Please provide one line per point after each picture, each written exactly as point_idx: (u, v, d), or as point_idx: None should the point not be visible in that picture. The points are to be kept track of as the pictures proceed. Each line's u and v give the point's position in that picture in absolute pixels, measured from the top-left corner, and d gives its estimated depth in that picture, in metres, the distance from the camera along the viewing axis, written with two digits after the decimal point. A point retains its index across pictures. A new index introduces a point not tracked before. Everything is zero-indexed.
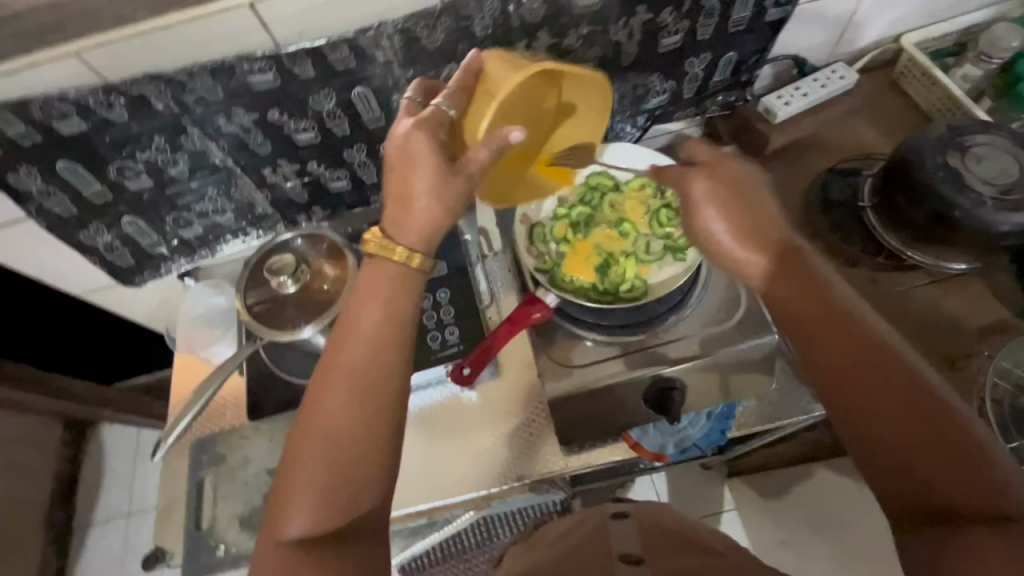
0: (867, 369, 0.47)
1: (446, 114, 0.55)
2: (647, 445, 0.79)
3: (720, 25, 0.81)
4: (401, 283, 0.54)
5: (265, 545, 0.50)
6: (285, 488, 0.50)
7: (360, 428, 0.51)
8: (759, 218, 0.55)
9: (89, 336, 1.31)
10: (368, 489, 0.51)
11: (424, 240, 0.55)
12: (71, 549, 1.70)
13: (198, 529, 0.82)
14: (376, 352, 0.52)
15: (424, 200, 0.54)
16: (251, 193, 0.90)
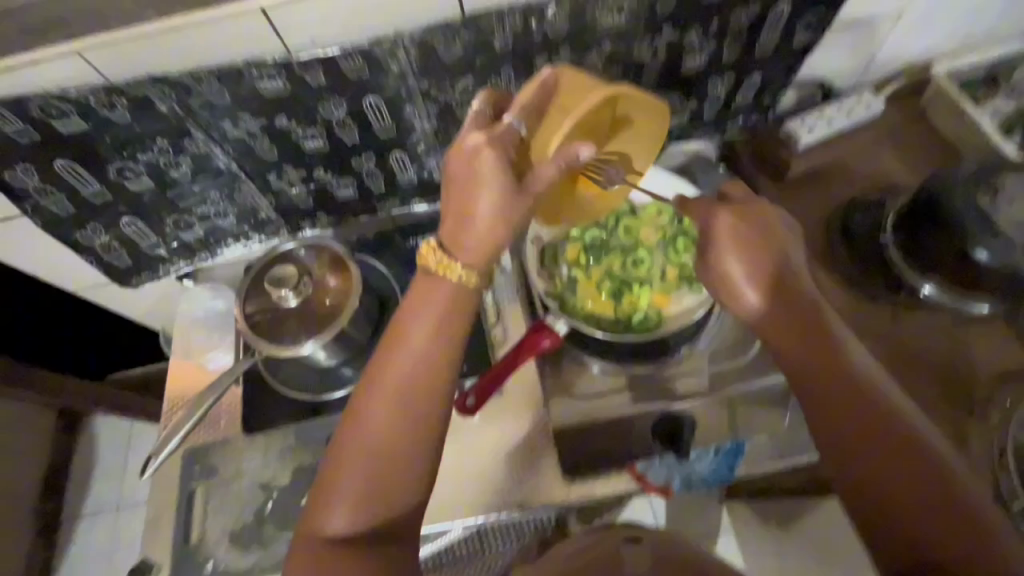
0: (855, 401, 0.53)
1: (519, 134, 0.51)
2: (652, 477, 0.73)
3: (747, 47, 0.79)
4: (457, 299, 0.53)
5: (305, 538, 0.51)
6: (328, 482, 0.52)
7: (407, 436, 0.51)
8: (777, 263, 0.59)
9: (81, 330, 1.28)
10: (404, 494, 0.52)
11: (479, 257, 0.52)
12: (59, 541, 1.68)
13: (187, 543, 0.80)
14: (426, 362, 0.52)
15: (488, 224, 0.51)
16: (255, 198, 0.88)
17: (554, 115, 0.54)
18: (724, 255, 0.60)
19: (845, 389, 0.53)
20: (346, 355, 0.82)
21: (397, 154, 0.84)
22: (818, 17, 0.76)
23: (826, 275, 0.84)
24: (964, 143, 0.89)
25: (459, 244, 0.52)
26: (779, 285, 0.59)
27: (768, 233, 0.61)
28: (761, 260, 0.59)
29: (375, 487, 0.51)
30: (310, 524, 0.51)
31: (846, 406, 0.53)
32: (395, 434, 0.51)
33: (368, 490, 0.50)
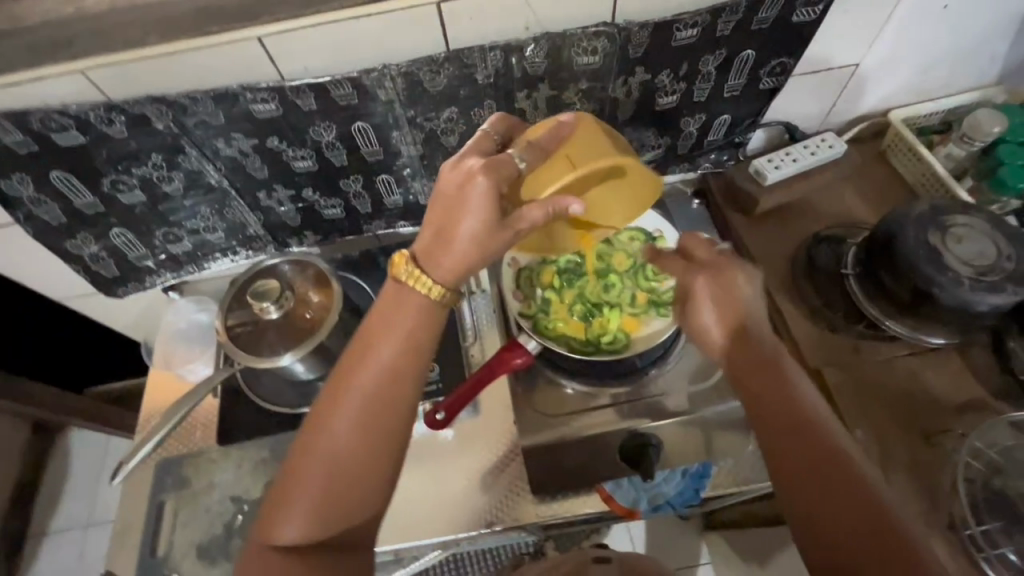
0: (814, 451, 0.53)
1: (518, 166, 0.55)
2: (621, 500, 0.76)
3: (716, 89, 0.84)
4: (424, 315, 0.55)
5: (255, 551, 0.51)
6: (282, 497, 0.52)
7: (366, 453, 0.53)
8: (746, 314, 0.61)
9: (64, 340, 1.28)
10: (362, 507, 0.53)
11: (453, 276, 0.54)
12: (23, 560, 1.63)
13: (154, 556, 0.79)
14: (390, 379, 0.54)
15: (469, 247, 0.53)
16: (244, 214, 0.90)
17: (558, 160, 0.57)
18: (698, 300, 0.63)
19: (806, 446, 0.54)
20: (324, 369, 0.83)
21: (384, 177, 0.88)
22: (781, 64, 0.82)
23: (792, 305, 0.87)
24: (921, 185, 0.94)
25: (433, 259, 0.54)
26: (741, 337, 0.60)
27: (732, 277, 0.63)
28: (726, 314, 0.62)
29: (330, 500, 0.52)
30: (262, 538, 0.52)
31: (797, 446, 0.54)
32: (353, 448, 0.52)
33: (326, 505, 0.51)
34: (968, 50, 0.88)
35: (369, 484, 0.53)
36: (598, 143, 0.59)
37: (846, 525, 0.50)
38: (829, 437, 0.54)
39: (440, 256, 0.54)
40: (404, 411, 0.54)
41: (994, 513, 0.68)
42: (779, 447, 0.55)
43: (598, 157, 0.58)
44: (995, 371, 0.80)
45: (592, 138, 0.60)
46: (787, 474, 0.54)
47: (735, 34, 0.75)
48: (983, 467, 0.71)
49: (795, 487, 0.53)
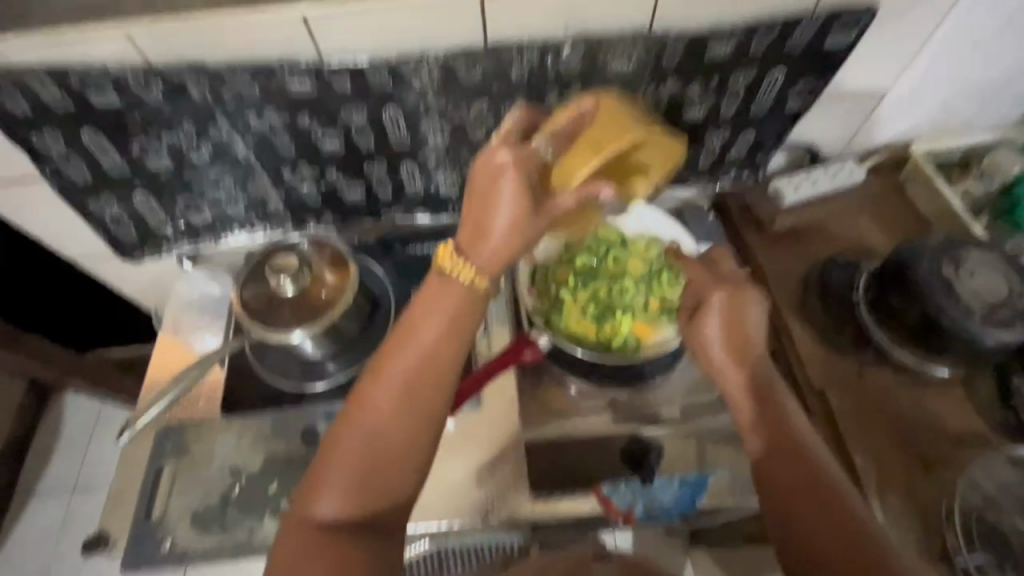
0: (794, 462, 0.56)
1: (545, 153, 0.58)
2: (617, 504, 0.75)
3: (744, 106, 0.85)
4: (464, 303, 0.57)
5: (290, 529, 0.51)
6: (320, 472, 0.53)
7: (406, 430, 0.54)
8: (750, 334, 0.62)
9: (72, 300, 1.29)
10: (397, 486, 0.53)
11: (495, 262, 0.57)
12: (8, 518, 1.63)
13: (149, 519, 0.79)
14: (430, 360, 0.56)
15: (504, 236, 0.56)
16: (266, 190, 0.91)
17: (584, 145, 0.61)
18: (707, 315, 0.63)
19: (785, 454, 0.57)
20: (333, 348, 0.84)
21: (408, 165, 0.89)
22: (809, 88, 0.83)
23: (800, 326, 0.88)
24: (936, 218, 0.95)
25: (475, 251, 0.57)
26: (745, 349, 0.62)
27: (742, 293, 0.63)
28: (728, 327, 0.63)
29: (368, 479, 0.52)
30: (298, 514, 0.52)
31: (784, 454, 0.57)
32: (392, 429, 0.54)
33: (363, 481, 0.52)
34: (993, 89, 0.90)
35: (404, 465, 0.54)
36: (618, 124, 0.64)
37: (815, 526, 0.52)
38: (815, 458, 0.56)
39: (479, 248, 0.57)
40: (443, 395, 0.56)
41: (986, 545, 0.69)
42: (767, 449, 0.58)
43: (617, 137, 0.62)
44: (996, 406, 0.81)
45: (611, 119, 0.64)
46: (768, 477, 0.56)
47: (768, 53, 0.77)
48: (979, 500, 0.71)
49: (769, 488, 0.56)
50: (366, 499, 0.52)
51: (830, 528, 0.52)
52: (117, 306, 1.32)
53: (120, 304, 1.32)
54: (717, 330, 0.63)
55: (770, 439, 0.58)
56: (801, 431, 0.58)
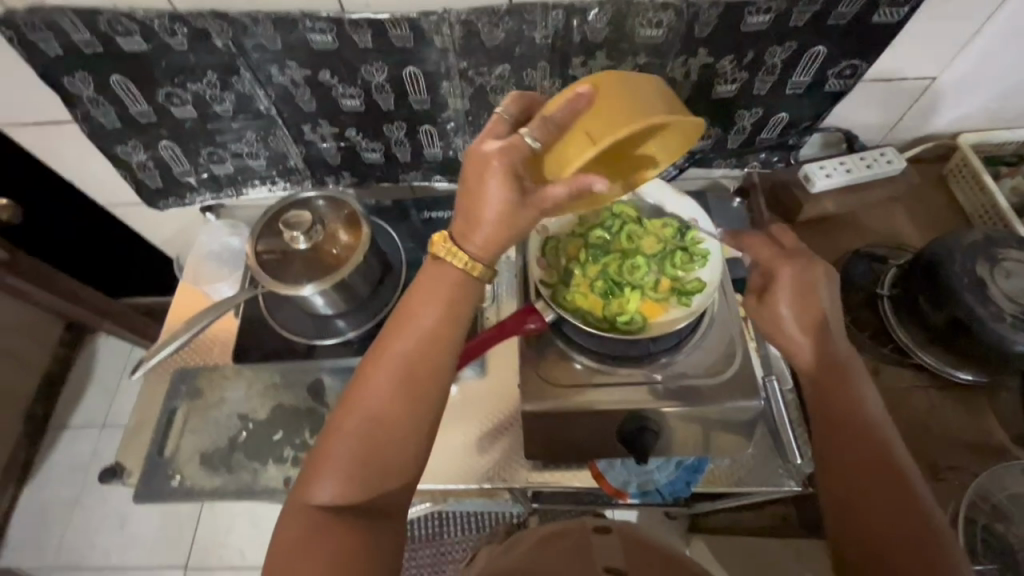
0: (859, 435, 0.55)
1: (530, 146, 0.53)
2: (610, 479, 0.79)
3: (779, 83, 0.81)
4: (462, 289, 0.56)
5: (292, 508, 0.52)
6: (321, 453, 0.53)
7: (406, 416, 0.54)
8: (826, 315, 0.61)
9: (98, 243, 1.33)
10: (398, 471, 0.54)
11: (486, 253, 0.54)
12: (42, 447, 1.74)
13: (161, 455, 0.83)
14: (428, 345, 0.55)
15: (491, 225, 0.53)
16: (287, 145, 0.92)
17: (578, 133, 0.55)
18: (778, 296, 0.62)
19: (849, 426, 0.56)
20: (344, 306, 0.85)
21: (427, 128, 0.88)
22: (851, 67, 0.78)
23: None
24: (978, 215, 0.90)
25: (468, 238, 0.54)
26: (824, 345, 0.60)
27: (817, 272, 0.62)
28: (811, 307, 0.61)
29: (369, 463, 0.52)
30: (300, 496, 0.53)
31: (854, 443, 0.55)
32: (391, 415, 0.53)
33: (362, 464, 0.52)
34: None
35: (404, 450, 0.54)
36: (624, 105, 0.56)
37: (875, 529, 0.51)
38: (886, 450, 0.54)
39: (472, 236, 0.54)
40: (442, 381, 0.55)
41: (989, 556, 0.67)
42: (838, 437, 0.56)
43: (621, 124, 0.55)
44: (1019, 416, 0.77)
45: (614, 102, 0.56)
46: (832, 467, 0.55)
47: (809, 26, 0.72)
48: (986, 509, 0.69)
49: (827, 465, 0.56)
50: (364, 483, 0.52)
51: (896, 525, 0.50)
52: (139, 250, 1.35)
53: (142, 249, 1.35)
54: (789, 312, 0.61)
55: (835, 427, 0.57)
56: (872, 420, 0.57)
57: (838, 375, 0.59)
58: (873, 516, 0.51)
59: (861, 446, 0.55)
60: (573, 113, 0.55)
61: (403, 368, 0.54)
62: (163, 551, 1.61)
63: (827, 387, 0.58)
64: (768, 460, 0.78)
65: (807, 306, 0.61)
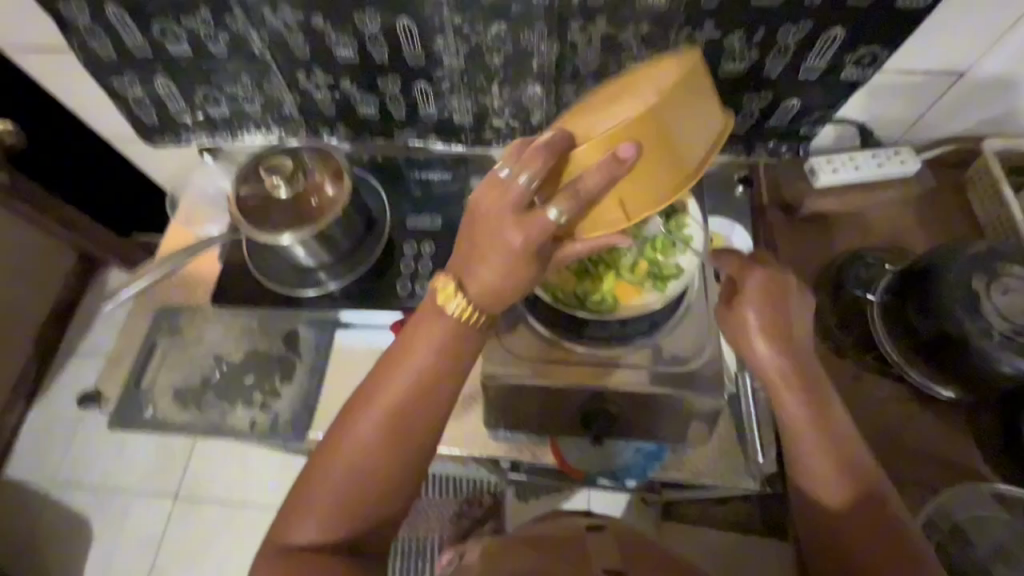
0: (835, 447, 0.59)
1: (532, 186, 0.48)
2: (568, 457, 0.79)
3: (792, 67, 0.76)
4: (455, 335, 0.56)
5: (279, 534, 0.56)
6: (307, 487, 0.56)
7: (390, 460, 0.56)
8: (787, 320, 0.60)
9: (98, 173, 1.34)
10: (379, 507, 0.57)
11: (497, 304, 0.54)
12: (50, 369, 1.82)
13: (137, 386, 0.86)
14: (418, 389, 0.56)
15: (508, 261, 0.51)
16: (282, 92, 0.91)
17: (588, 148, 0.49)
18: (744, 303, 0.60)
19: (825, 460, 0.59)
20: (323, 259, 0.85)
21: (422, 85, 0.86)
22: (871, 55, 0.73)
23: None
24: (992, 227, 0.84)
25: (472, 295, 0.54)
26: (785, 350, 0.60)
27: (780, 277, 0.60)
28: (773, 313, 0.60)
29: (353, 500, 0.56)
30: (285, 521, 0.57)
31: (824, 446, 0.60)
32: (376, 459, 0.56)
33: (345, 501, 0.56)
34: None
35: (387, 488, 0.57)
36: (611, 108, 0.49)
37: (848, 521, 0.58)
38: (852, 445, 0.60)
39: (478, 296, 0.53)
40: (428, 430, 0.57)
41: None
42: (807, 441, 0.60)
43: (626, 119, 0.48)
44: (999, 439, 0.74)
45: (600, 111, 0.49)
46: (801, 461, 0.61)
47: (827, 5, 0.67)
48: (945, 527, 0.67)
49: (816, 497, 0.60)
50: (349, 516, 0.56)
51: (859, 514, 0.58)
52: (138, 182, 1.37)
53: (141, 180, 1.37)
54: (755, 318, 0.60)
55: (805, 431, 0.60)
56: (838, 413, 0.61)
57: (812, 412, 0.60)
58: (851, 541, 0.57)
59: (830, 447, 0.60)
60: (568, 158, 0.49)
61: (390, 414, 0.55)
62: (155, 478, 1.69)
63: (793, 388, 0.60)
64: (728, 454, 0.77)
65: (772, 314, 0.60)
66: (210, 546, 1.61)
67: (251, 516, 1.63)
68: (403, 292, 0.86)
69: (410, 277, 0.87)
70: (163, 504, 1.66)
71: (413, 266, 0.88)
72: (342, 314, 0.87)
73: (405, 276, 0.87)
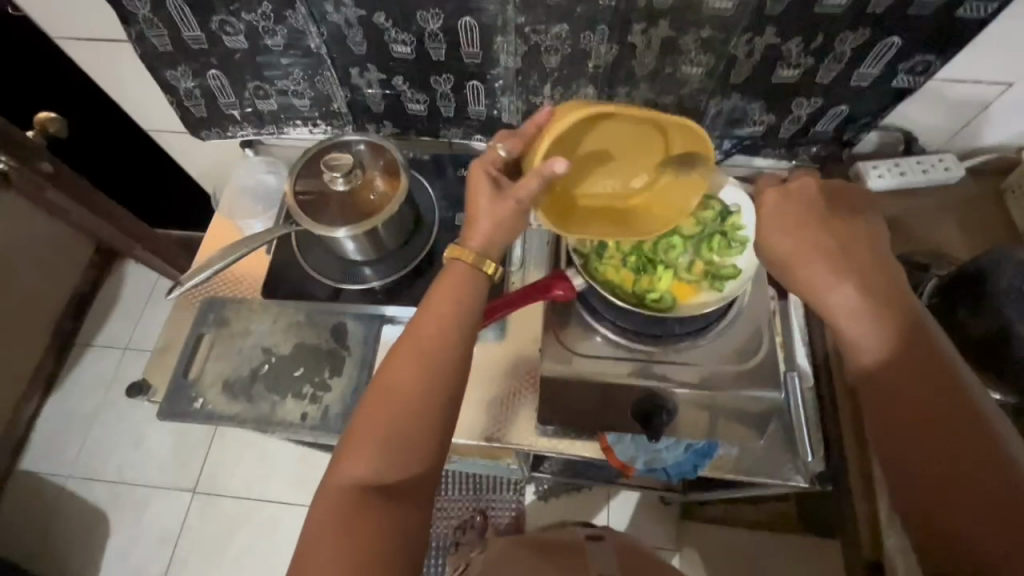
0: (901, 351, 0.52)
1: (501, 155, 0.62)
2: (618, 452, 0.80)
3: (844, 74, 0.78)
4: (474, 282, 0.59)
5: (322, 491, 0.53)
6: (348, 441, 0.54)
7: (423, 401, 0.54)
8: (840, 233, 0.56)
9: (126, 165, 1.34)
10: (421, 450, 0.54)
11: (487, 244, 0.59)
12: (68, 361, 1.81)
13: (185, 377, 0.86)
14: (446, 326, 0.57)
15: (487, 222, 0.59)
16: (332, 88, 0.91)
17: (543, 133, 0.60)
18: (769, 229, 0.58)
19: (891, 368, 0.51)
20: (373, 254, 0.86)
21: (474, 84, 0.87)
22: (924, 63, 0.75)
23: None
24: None
25: (470, 236, 0.60)
26: (837, 252, 0.56)
27: (813, 189, 0.59)
28: (805, 225, 0.57)
29: (392, 444, 0.53)
30: (328, 480, 0.53)
31: (913, 365, 0.51)
32: (412, 396, 0.54)
33: (387, 443, 0.53)
34: None
35: (427, 426, 0.54)
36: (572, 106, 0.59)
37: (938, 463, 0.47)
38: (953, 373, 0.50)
39: (473, 232, 0.60)
40: (458, 362, 0.57)
41: None
42: (890, 370, 0.51)
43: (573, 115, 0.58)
44: None
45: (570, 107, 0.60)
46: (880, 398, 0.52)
47: (887, 14, 0.69)
48: None
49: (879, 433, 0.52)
50: (388, 464, 0.53)
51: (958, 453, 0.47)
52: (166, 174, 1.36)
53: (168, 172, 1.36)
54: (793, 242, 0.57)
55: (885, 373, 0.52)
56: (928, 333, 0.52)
57: (896, 328, 0.52)
58: (922, 455, 0.48)
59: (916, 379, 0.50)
60: (541, 126, 0.61)
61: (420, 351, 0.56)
62: (174, 472, 1.68)
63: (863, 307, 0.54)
64: (776, 454, 0.77)
65: (815, 233, 0.57)
66: (230, 540, 1.61)
67: (271, 511, 1.63)
68: None
69: None
70: (182, 498, 1.65)
71: None
72: (390, 310, 0.87)
73: None
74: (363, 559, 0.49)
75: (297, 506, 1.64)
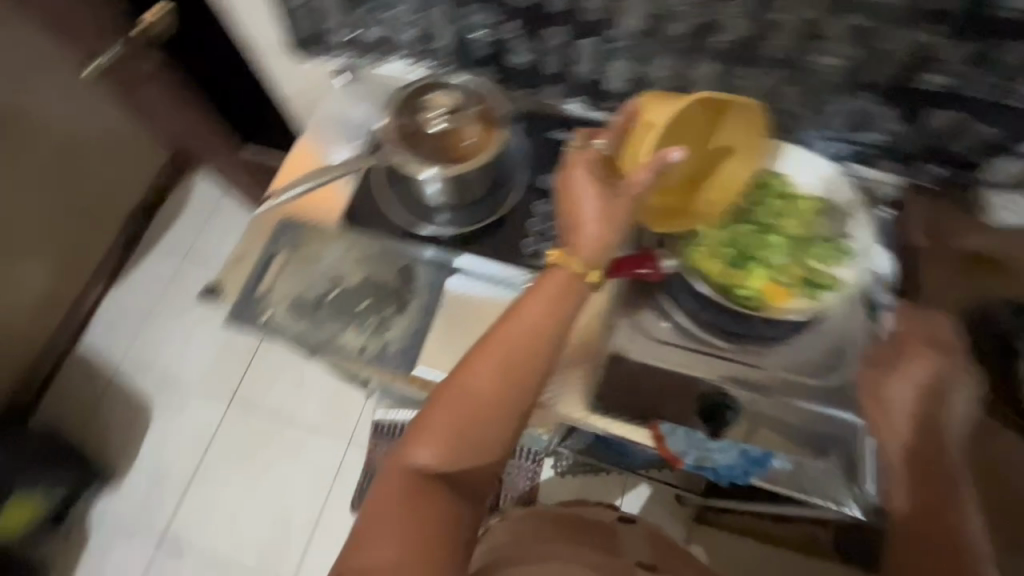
0: (937, 471, 0.65)
1: (598, 151, 0.64)
2: (671, 446, 0.74)
3: (1001, 90, 0.70)
4: (572, 294, 0.59)
5: (391, 467, 0.57)
6: (422, 423, 0.57)
7: (499, 404, 0.56)
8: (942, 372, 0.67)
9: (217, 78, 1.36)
10: (489, 446, 0.57)
11: (596, 255, 0.59)
12: (132, 257, 1.89)
13: (255, 289, 0.88)
14: (537, 334, 0.57)
15: (595, 229, 0.59)
16: (439, 24, 0.89)
17: (643, 126, 0.67)
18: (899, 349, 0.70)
19: (911, 508, 0.64)
20: (453, 200, 0.85)
21: (587, 41, 0.83)
22: None
23: None
24: None
25: (577, 246, 0.59)
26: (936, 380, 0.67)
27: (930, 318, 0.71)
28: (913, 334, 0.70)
29: (461, 436, 0.56)
30: (397, 457, 0.57)
31: (934, 467, 0.65)
32: (489, 394, 0.56)
33: (459, 436, 0.56)
34: None
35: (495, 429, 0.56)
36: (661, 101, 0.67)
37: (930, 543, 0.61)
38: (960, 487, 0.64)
39: (581, 242, 0.59)
40: (541, 370, 0.57)
41: None
42: (931, 472, 0.65)
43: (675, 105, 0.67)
44: None
45: (657, 99, 0.68)
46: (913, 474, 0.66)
47: None
48: None
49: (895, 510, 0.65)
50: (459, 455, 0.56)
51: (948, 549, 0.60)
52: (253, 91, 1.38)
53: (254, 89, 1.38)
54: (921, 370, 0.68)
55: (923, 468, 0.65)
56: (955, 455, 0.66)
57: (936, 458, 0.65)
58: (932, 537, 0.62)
59: (932, 479, 0.64)
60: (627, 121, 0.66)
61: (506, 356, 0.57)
62: (216, 379, 1.76)
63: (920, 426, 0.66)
64: (836, 477, 0.73)
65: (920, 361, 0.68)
66: (258, 452, 1.68)
67: (299, 434, 1.70)
68: (528, 252, 0.86)
69: (537, 235, 0.85)
70: (220, 405, 1.73)
71: (541, 224, 0.86)
72: (458, 259, 0.86)
73: (532, 234, 0.86)
74: (421, 538, 0.53)
75: (324, 434, 1.69)
